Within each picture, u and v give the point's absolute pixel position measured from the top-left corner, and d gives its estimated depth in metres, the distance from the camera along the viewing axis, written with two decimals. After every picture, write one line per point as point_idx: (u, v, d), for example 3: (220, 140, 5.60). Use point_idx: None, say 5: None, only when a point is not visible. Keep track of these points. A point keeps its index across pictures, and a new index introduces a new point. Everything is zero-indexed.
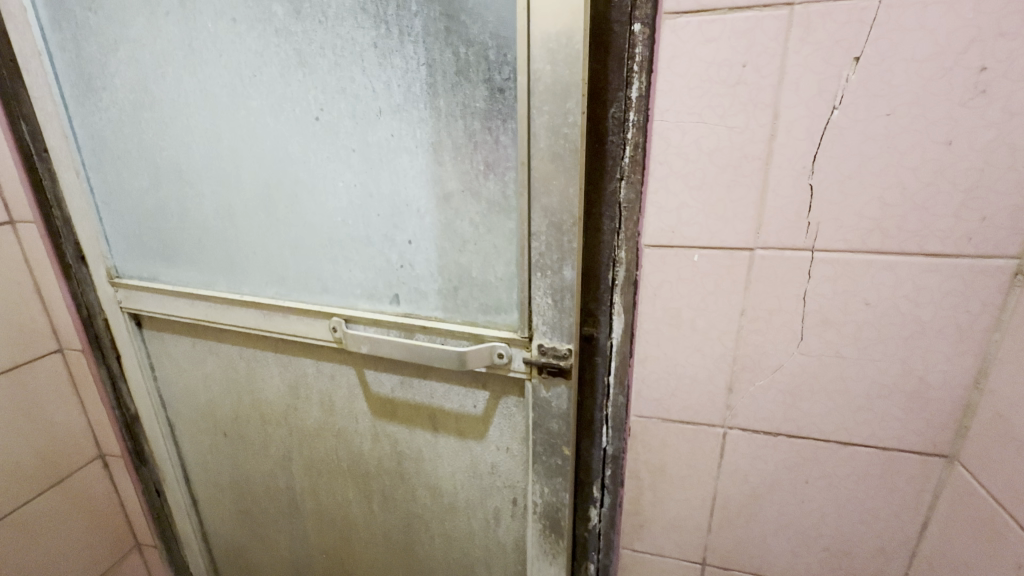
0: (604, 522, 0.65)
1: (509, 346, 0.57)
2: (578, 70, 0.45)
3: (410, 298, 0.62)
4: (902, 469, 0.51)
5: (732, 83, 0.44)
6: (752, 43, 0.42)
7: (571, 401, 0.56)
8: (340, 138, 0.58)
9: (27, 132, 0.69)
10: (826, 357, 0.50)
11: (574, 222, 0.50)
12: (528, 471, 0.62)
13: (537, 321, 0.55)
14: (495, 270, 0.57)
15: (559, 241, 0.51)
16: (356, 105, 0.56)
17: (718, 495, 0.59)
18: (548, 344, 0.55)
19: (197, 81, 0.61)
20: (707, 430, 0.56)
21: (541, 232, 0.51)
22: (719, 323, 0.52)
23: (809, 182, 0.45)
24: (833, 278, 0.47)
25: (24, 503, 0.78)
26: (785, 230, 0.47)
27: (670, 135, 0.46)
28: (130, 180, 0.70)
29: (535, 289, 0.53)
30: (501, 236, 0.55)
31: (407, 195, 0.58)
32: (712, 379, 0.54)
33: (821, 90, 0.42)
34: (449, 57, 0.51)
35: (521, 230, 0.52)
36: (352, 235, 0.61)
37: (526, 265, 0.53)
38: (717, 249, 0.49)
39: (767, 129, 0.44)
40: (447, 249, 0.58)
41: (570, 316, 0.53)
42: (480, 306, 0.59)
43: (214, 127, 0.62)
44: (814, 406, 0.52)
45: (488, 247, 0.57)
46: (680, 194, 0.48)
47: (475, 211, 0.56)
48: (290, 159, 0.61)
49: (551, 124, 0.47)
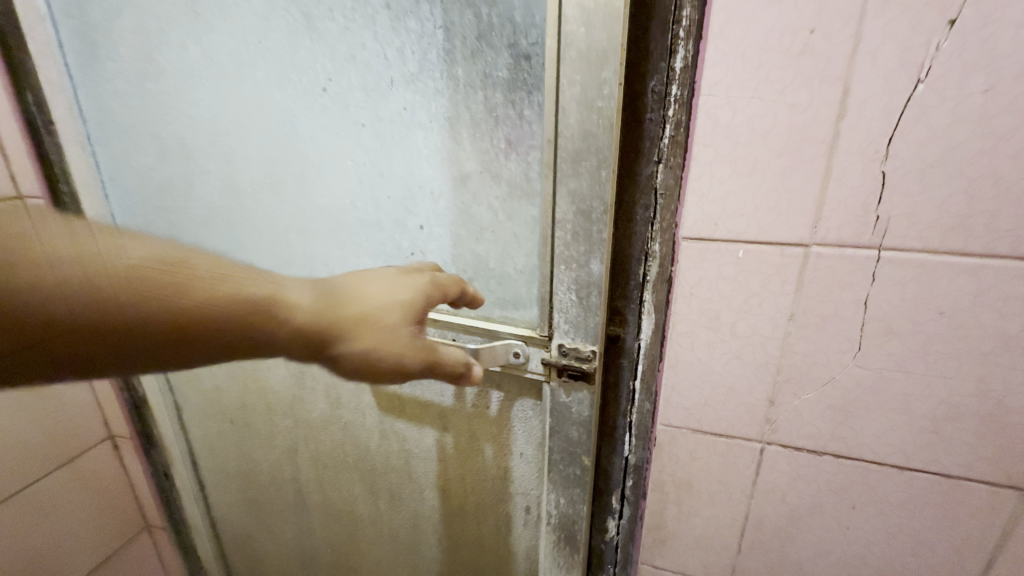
0: (622, 535, 0.61)
1: (527, 345, 0.52)
2: (617, 34, 0.39)
3: None
4: (967, 500, 0.45)
5: (797, 53, 0.37)
6: (824, 3, 0.36)
7: (592, 408, 0.51)
8: (349, 111, 0.53)
9: (33, 103, 0.66)
10: (886, 371, 0.44)
11: (605, 210, 0.44)
12: (543, 480, 0.58)
13: (558, 319, 0.50)
14: (515, 261, 0.53)
15: (587, 232, 0.46)
16: (367, 75, 0.51)
17: (751, 515, 0.53)
18: (569, 345, 0.50)
19: (202, 48, 0.57)
20: (742, 445, 0.51)
21: (567, 221, 0.46)
22: (764, 328, 0.46)
23: (881, 170, 0.39)
24: (901, 282, 0.41)
25: (36, 481, 0.77)
26: (847, 225, 0.41)
27: (719, 113, 0.41)
28: (135, 156, 0.67)
29: (558, 283, 0.49)
30: (522, 223, 0.51)
31: (421, 176, 0.53)
32: (752, 389, 0.49)
33: (903, 61, 0.36)
34: (470, 20, 0.46)
35: (544, 218, 0.47)
36: (361, 218, 0.58)
37: (549, 257, 0.49)
38: (766, 244, 0.43)
39: (834, 107, 0.38)
40: (463, 236, 0.54)
41: (595, 315, 0.48)
42: (496, 300, 0.56)
43: (219, 98, 0.59)
44: (868, 426, 0.46)
45: (508, 236, 0.52)
46: (727, 180, 0.42)
47: (494, 195, 0.51)
48: (297, 135, 0.57)
49: (583, 99, 0.42)
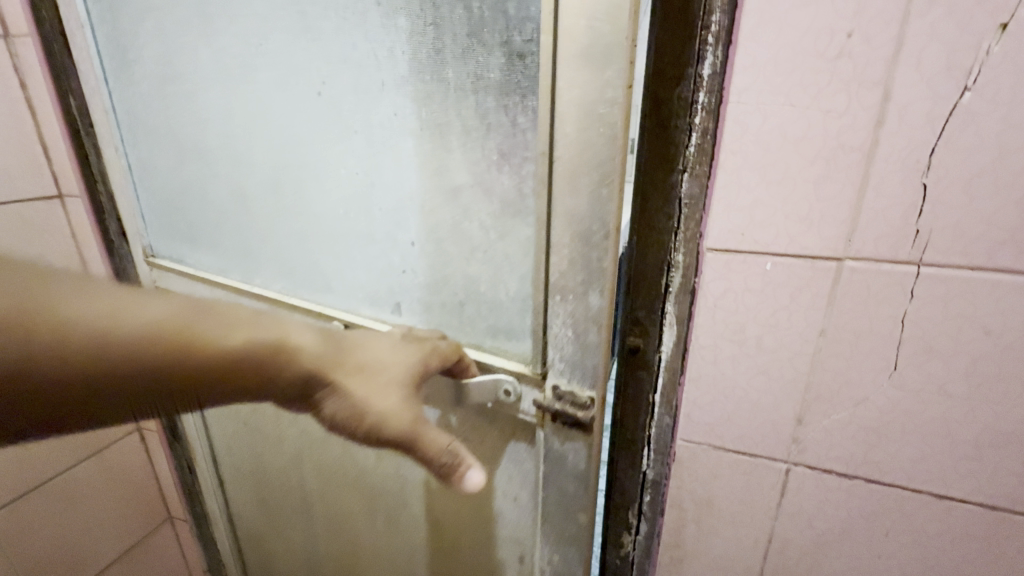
0: (639, 551, 0.59)
1: (519, 382, 0.52)
2: (622, 27, 0.37)
3: (412, 310, 0.58)
4: (1011, 531, 0.43)
5: (833, 57, 0.36)
6: (863, 5, 0.34)
7: (588, 460, 0.50)
8: (343, 115, 0.54)
9: (75, 106, 0.69)
10: (925, 393, 0.41)
11: (605, 237, 0.43)
12: (536, 525, 0.57)
13: (554, 356, 0.49)
14: (507, 287, 0.52)
15: (585, 260, 0.45)
16: (359, 77, 0.51)
17: (775, 538, 0.51)
18: (564, 386, 0.49)
19: (213, 51, 0.58)
20: (767, 464, 0.49)
21: (564, 247, 0.45)
22: (792, 343, 0.44)
23: (923, 181, 0.37)
24: (943, 300, 0.39)
25: (66, 470, 0.80)
26: (885, 238, 0.39)
27: (748, 120, 0.39)
28: (151, 154, 0.69)
29: (554, 317, 0.48)
30: (516, 244, 0.50)
31: (409, 187, 0.53)
32: (778, 407, 0.46)
33: (949, 65, 0.34)
34: (461, 15, 0.45)
35: (539, 241, 0.47)
36: (354, 228, 0.58)
37: (544, 288, 0.48)
38: (795, 257, 0.41)
39: (872, 114, 0.36)
40: (455, 255, 0.54)
41: (592, 355, 0.47)
42: (488, 329, 0.55)
43: (228, 100, 0.60)
44: (904, 450, 0.44)
45: (500, 259, 0.51)
46: (755, 189, 0.41)
47: (485, 211, 0.50)
48: (296, 139, 0.57)
49: (580, 116, 0.41)
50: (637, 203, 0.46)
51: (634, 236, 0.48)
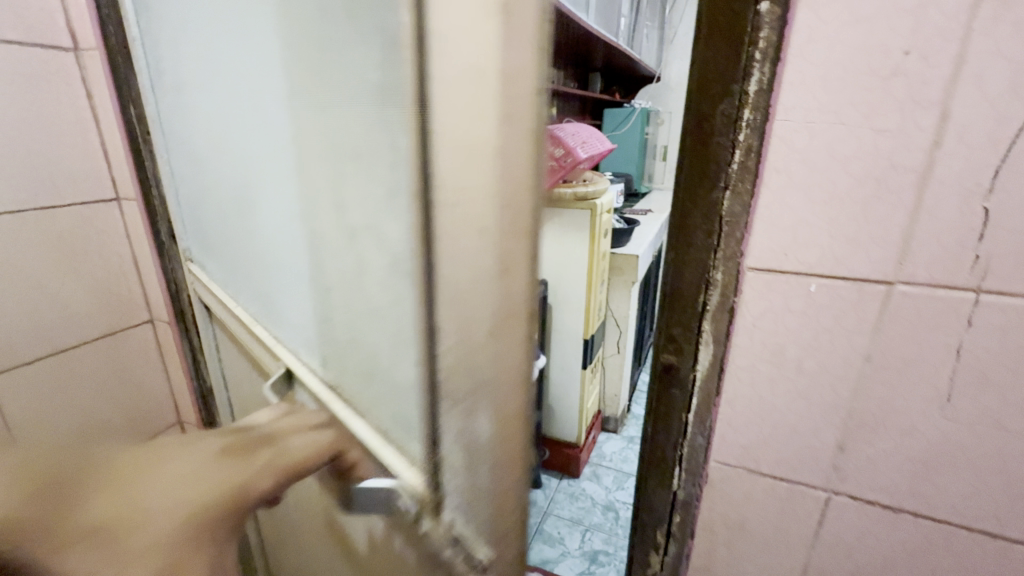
0: (666, 571, 0.57)
1: (411, 506, 0.38)
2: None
3: (330, 364, 0.48)
4: None
5: (887, 75, 0.35)
6: (920, 23, 0.33)
7: None
8: (257, 115, 0.46)
9: (134, 115, 0.73)
10: (980, 426, 0.39)
11: (494, 323, 0.29)
12: None
13: (449, 488, 0.35)
14: (402, 368, 0.38)
15: (474, 358, 0.30)
16: (260, 64, 0.43)
17: (810, 567, 0.50)
18: (461, 528, 0.35)
19: (183, 54, 0.57)
20: (806, 491, 0.47)
21: (444, 333, 0.30)
22: (835, 368, 0.42)
23: (983, 205, 0.35)
24: (1002, 329, 0.37)
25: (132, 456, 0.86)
26: (939, 262, 0.37)
27: (795, 138, 0.38)
28: (179, 164, 0.71)
29: (441, 434, 0.33)
30: (401, 311, 0.35)
31: (308, 211, 0.43)
32: (817, 432, 0.45)
33: (1014, 85, 0.32)
34: None
35: (416, 320, 0.32)
36: (281, 253, 0.51)
37: (425, 389, 0.33)
38: (841, 279, 0.40)
39: (929, 134, 0.35)
40: (355, 309, 0.42)
41: (491, 493, 0.33)
42: (389, 414, 0.42)
43: (200, 104, 0.58)
44: (955, 484, 0.42)
45: (393, 327, 0.37)
46: (799, 209, 0.40)
47: (373, 254, 0.37)
48: (238, 146, 0.52)
49: (452, 146, 0.25)
50: (675, 223, 0.46)
51: (672, 256, 0.47)
